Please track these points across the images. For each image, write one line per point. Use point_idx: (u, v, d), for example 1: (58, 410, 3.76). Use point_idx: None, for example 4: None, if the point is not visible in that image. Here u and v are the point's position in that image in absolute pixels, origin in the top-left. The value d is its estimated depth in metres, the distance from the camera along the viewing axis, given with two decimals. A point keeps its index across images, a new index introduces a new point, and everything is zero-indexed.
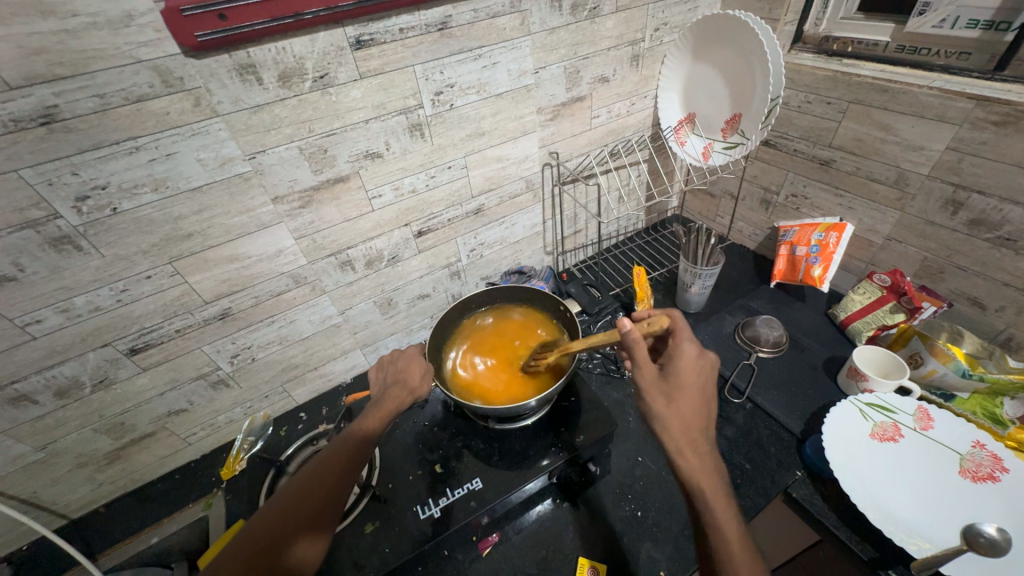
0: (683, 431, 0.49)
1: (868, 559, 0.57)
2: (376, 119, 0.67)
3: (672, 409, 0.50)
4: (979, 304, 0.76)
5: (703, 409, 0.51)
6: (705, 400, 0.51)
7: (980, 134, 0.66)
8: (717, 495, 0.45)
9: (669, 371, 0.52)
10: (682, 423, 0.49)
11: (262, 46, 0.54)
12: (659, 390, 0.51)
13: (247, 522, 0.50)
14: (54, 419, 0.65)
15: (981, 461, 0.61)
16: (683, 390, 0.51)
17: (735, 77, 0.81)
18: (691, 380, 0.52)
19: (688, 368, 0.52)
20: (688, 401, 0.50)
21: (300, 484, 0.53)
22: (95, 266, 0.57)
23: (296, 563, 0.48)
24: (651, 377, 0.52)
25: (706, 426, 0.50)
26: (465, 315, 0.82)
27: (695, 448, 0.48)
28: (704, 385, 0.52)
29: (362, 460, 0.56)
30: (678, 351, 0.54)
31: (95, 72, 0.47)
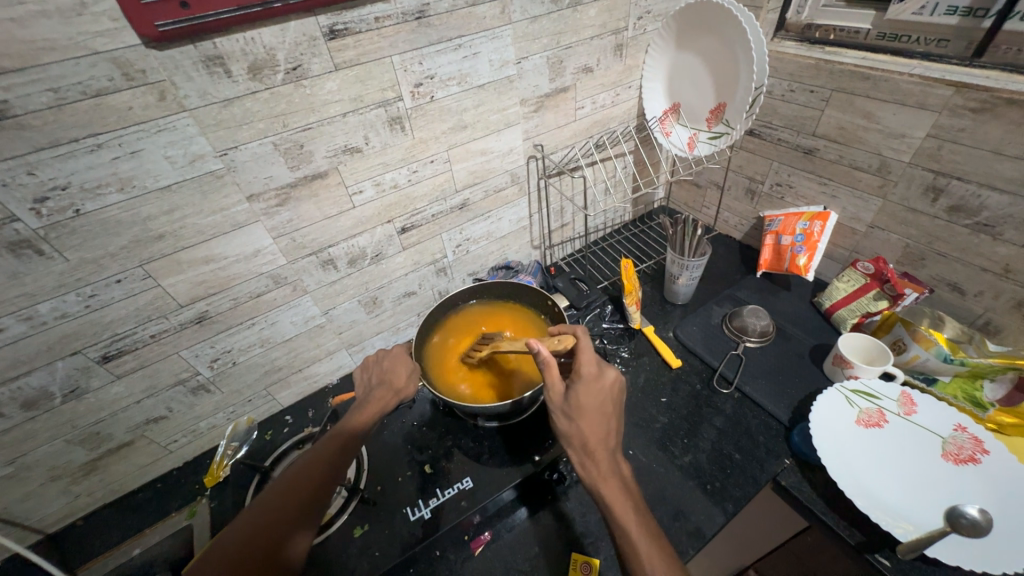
0: (589, 446, 0.50)
1: (854, 543, 0.59)
2: (354, 113, 0.64)
3: (577, 427, 0.51)
4: (959, 290, 0.77)
5: (605, 423, 0.52)
6: (610, 413, 0.52)
7: (959, 120, 0.67)
8: (620, 501, 0.47)
9: (572, 383, 0.54)
10: (587, 438, 0.50)
11: (230, 36, 0.52)
12: (563, 407, 0.52)
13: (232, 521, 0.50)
14: (23, 431, 0.62)
15: (962, 444, 0.62)
16: (586, 406, 0.52)
17: (719, 66, 0.81)
18: (595, 396, 0.52)
19: (591, 384, 0.53)
20: (594, 421, 0.51)
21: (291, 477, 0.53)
22: (59, 271, 0.54)
23: (292, 559, 0.49)
24: (557, 394, 0.53)
25: (611, 437, 0.51)
26: (454, 311, 0.81)
27: (600, 459, 0.50)
28: (610, 399, 0.53)
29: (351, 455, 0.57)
30: (581, 366, 0.54)
31: (48, 65, 0.45)
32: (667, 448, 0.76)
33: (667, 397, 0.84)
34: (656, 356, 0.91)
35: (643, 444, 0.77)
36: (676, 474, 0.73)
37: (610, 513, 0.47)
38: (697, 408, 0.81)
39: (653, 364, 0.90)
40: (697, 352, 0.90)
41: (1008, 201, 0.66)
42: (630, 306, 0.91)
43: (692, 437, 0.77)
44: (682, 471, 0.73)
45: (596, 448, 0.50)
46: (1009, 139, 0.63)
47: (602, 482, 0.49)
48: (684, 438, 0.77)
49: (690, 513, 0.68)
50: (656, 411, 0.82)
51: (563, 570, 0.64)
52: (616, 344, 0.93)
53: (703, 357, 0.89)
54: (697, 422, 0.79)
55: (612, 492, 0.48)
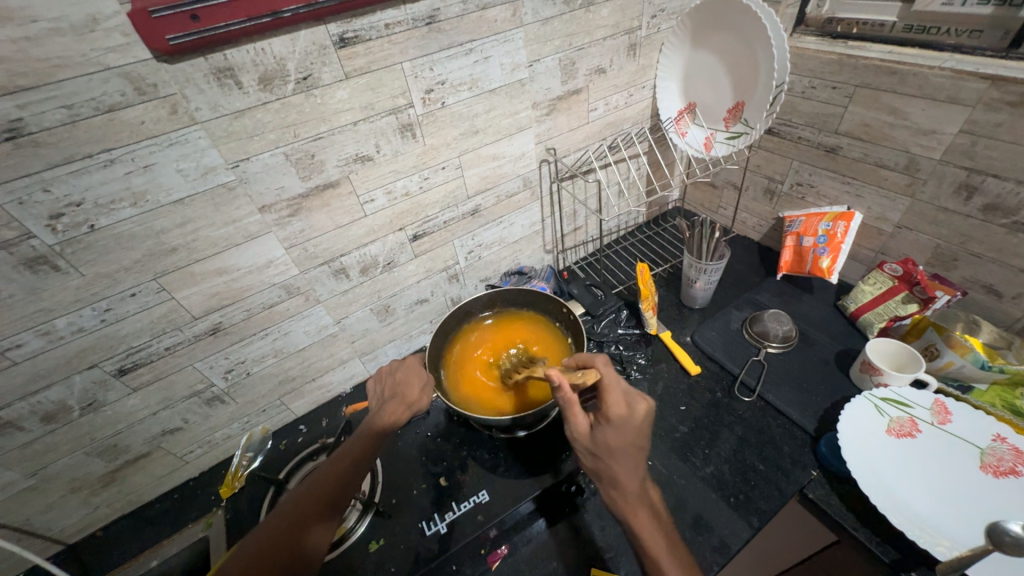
0: (617, 483, 0.50)
1: (888, 561, 0.56)
2: (364, 121, 0.63)
3: (606, 465, 0.51)
4: (995, 292, 0.74)
5: (634, 458, 0.51)
6: (638, 447, 0.51)
7: (996, 115, 0.63)
8: (651, 535, 0.49)
9: (598, 421, 0.52)
10: (615, 475, 0.50)
11: (240, 47, 0.51)
12: (588, 446, 0.52)
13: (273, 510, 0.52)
14: (43, 444, 0.63)
15: (1002, 456, 0.59)
16: (613, 445, 0.50)
17: (737, 63, 0.78)
18: (622, 435, 0.51)
19: (618, 423, 0.51)
20: (621, 456, 0.50)
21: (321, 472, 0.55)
22: (75, 286, 0.54)
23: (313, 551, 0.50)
24: (582, 431, 0.52)
25: (639, 470, 0.51)
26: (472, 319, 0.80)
27: (628, 492, 0.50)
28: (638, 434, 0.51)
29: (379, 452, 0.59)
30: (608, 406, 0.51)
31: (61, 82, 0.44)
32: (688, 458, 0.74)
33: (686, 405, 0.81)
34: (674, 362, 0.89)
35: (663, 455, 0.75)
36: (697, 486, 0.70)
37: (641, 546, 0.48)
38: (718, 416, 0.79)
39: (671, 371, 0.87)
40: (716, 358, 0.87)
41: None
42: (647, 311, 0.89)
43: (714, 447, 0.75)
44: (704, 483, 0.71)
45: (625, 485, 0.50)
46: None
47: (632, 516, 0.50)
48: (705, 448, 0.75)
49: (714, 527, 0.66)
50: (675, 420, 0.80)
51: None
52: (632, 350, 0.91)
53: (723, 364, 0.86)
54: (717, 429, 0.77)
55: (643, 524, 0.49)
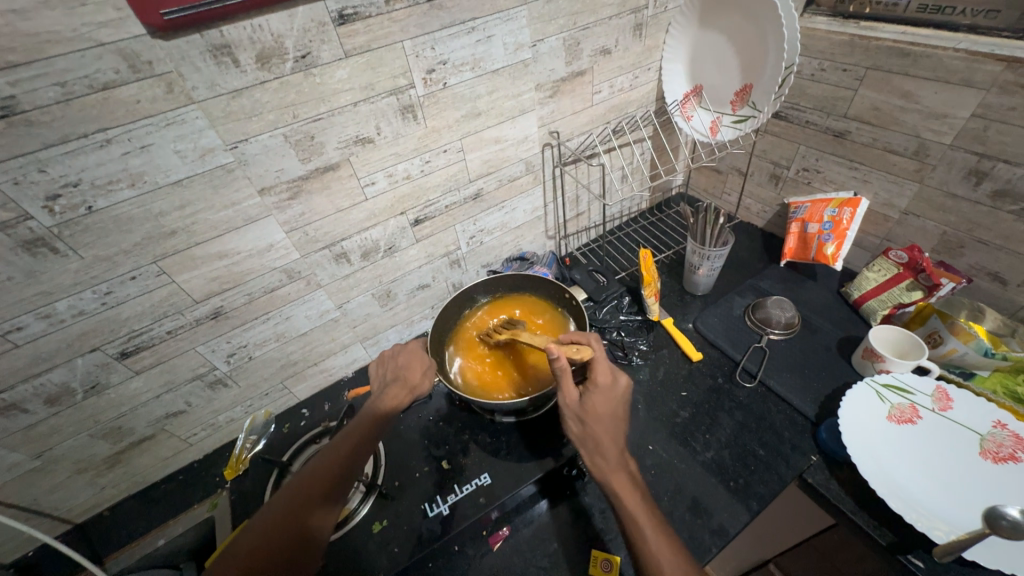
0: (601, 446, 0.52)
1: (886, 544, 0.57)
2: (364, 102, 0.62)
3: (591, 430, 0.53)
4: (1000, 280, 0.73)
5: (617, 424, 0.54)
6: (620, 416, 0.55)
7: (1009, 98, 0.62)
8: (633, 497, 0.48)
9: (586, 390, 0.56)
10: (599, 438, 0.52)
11: (236, 24, 0.49)
12: (577, 411, 0.54)
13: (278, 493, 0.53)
14: (48, 426, 0.63)
15: (1002, 441, 0.59)
16: (600, 410, 0.54)
17: (746, 44, 0.76)
18: (607, 400, 0.55)
19: (604, 389, 0.56)
20: (606, 421, 0.53)
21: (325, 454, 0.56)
22: (74, 268, 0.54)
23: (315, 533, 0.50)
24: (571, 398, 0.55)
25: (622, 437, 0.53)
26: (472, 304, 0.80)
27: (610, 455, 0.51)
28: (621, 403, 0.56)
29: (381, 437, 0.59)
30: (596, 374, 0.56)
31: (53, 58, 0.43)
32: (688, 443, 0.74)
33: (687, 391, 0.82)
34: (675, 348, 0.89)
35: (663, 439, 0.75)
36: (697, 470, 0.71)
37: (622, 509, 0.48)
38: (718, 402, 0.79)
39: (672, 357, 0.87)
40: (718, 345, 0.87)
41: None
42: (649, 297, 0.89)
43: (714, 433, 0.75)
44: (704, 467, 0.71)
45: (608, 448, 0.52)
46: None
47: (614, 478, 0.50)
48: (706, 433, 0.75)
49: (713, 510, 0.66)
50: (676, 405, 0.80)
51: (583, 567, 0.63)
52: (634, 336, 0.91)
53: (724, 350, 0.86)
54: (718, 415, 0.77)
55: (624, 486, 0.49)
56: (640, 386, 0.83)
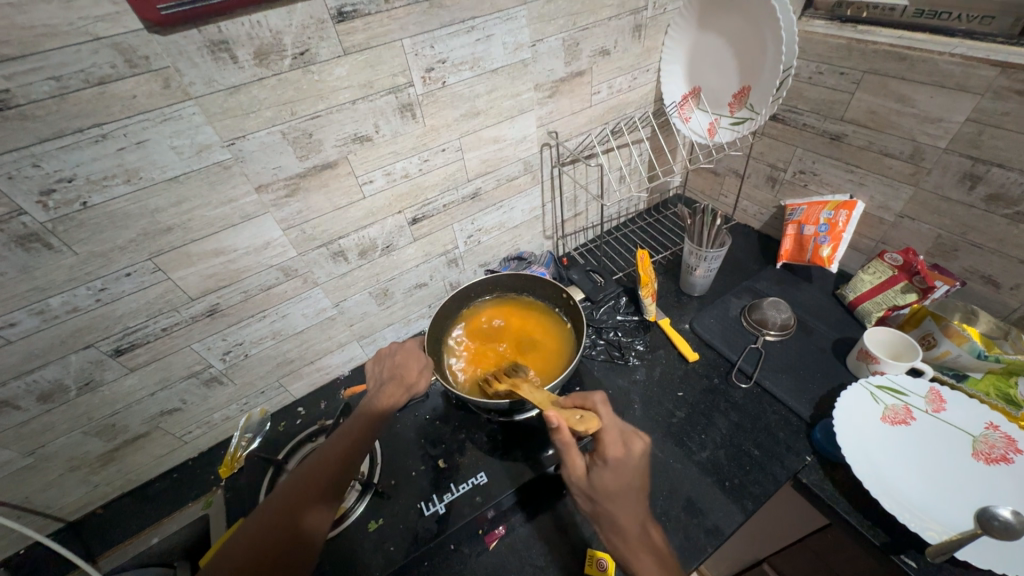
0: (615, 522, 0.51)
1: (880, 544, 0.58)
2: (363, 100, 0.62)
3: (603, 507, 0.52)
4: (993, 283, 0.74)
5: (631, 498, 0.53)
6: (633, 489, 0.53)
7: (1004, 104, 0.63)
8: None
9: (595, 463, 0.54)
10: (613, 515, 0.51)
11: (235, 20, 0.49)
12: (586, 486, 0.53)
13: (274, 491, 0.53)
14: (41, 423, 0.62)
15: (994, 443, 0.60)
16: (609, 484, 0.53)
17: (744, 46, 0.77)
18: (617, 473, 0.53)
19: (613, 461, 0.54)
20: (620, 497, 0.52)
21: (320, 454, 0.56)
22: (68, 264, 0.54)
23: (309, 534, 0.49)
24: (580, 473, 0.53)
25: (639, 512, 0.52)
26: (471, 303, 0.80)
27: (626, 531, 0.50)
28: (635, 474, 0.54)
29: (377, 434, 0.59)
30: (603, 445, 0.55)
31: (49, 52, 0.43)
32: (684, 443, 0.74)
33: (683, 391, 0.82)
34: (672, 349, 0.89)
35: (658, 440, 0.75)
36: (693, 470, 0.71)
37: None
38: (714, 402, 0.79)
39: (668, 358, 0.88)
40: (714, 345, 0.87)
41: None
42: (646, 298, 0.89)
43: (710, 433, 0.75)
44: (699, 467, 0.72)
45: (623, 525, 0.51)
46: None
47: (636, 561, 0.48)
48: (701, 433, 0.76)
49: (708, 510, 0.67)
50: (672, 405, 0.80)
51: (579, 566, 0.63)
52: (631, 337, 0.91)
53: (720, 351, 0.86)
54: (713, 416, 0.78)
55: (647, 571, 0.48)
56: (636, 386, 0.84)
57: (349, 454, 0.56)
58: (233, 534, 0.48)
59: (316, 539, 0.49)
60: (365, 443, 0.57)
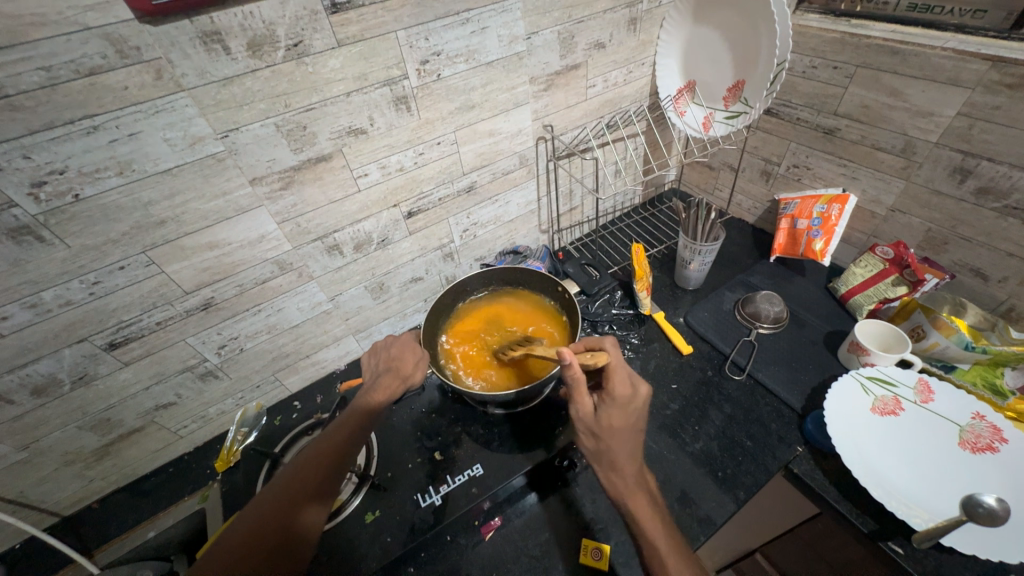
0: (616, 462, 0.52)
1: (868, 531, 0.59)
2: (357, 92, 0.62)
3: (606, 446, 0.53)
4: (981, 275, 0.75)
5: (633, 441, 0.53)
6: (636, 430, 0.54)
7: (994, 98, 0.63)
8: (649, 517, 0.49)
9: (602, 403, 0.55)
10: (615, 454, 0.52)
11: (227, 10, 0.49)
12: (592, 425, 0.53)
13: (267, 485, 0.53)
14: (35, 418, 0.62)
15: (981, 432, 0.61)
16: (616, 425, 0.53)
17: (739, 40, 0.77)
18: (623, 414, 0.54)
19: (621, 403, 0.54)
20: (623, 436, 0.53)
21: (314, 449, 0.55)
22: (61, 258, 0.53)
23: (306, 532, 0.50)
24: (587, 412, 0.53)
25: (639, 454, 0.53)
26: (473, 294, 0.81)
27: (626, 471, 0.52)
28: (638, 416, 0.55)
29: (371, 430, 0.59)
30: (613, 385, 0.55)
31: (38, 42, 0.42)
32: (677, 435, 0.75)
33: (676, 384, 0.83)
34: (666, 342, 0.90)
35: (652, 431, 0.76)
36: (686, 461, 0.72)
37: (639, 529, 0.49)
38: (707, 395, 0.80)
39: (663, 351, 0.88)
40: (708, 338, 0.88)
41: None
42: (641, 292, 0.89)
43: (704, 425, 0.76)
44: (693, 458, 0.73)
45: (623, 464, 0.52)
46: None
47: (631, 498, 0.51)
48: (695, 425, 0.76)
49: (701, 500, 0.68)
50: (666, 398, 0.81)
51: (574, 556, 0.64)
52: (626, 330, 0.92)
53: (714, 344, 0.87)
54: (707, 408, 0.78)
55: (641, 507, 0.50)
56: None
57: (344, 449, 0.56)
58: (228, 528, 0.48)
59: (312, 536, 0.50)
60: (359, 438, 0.57)
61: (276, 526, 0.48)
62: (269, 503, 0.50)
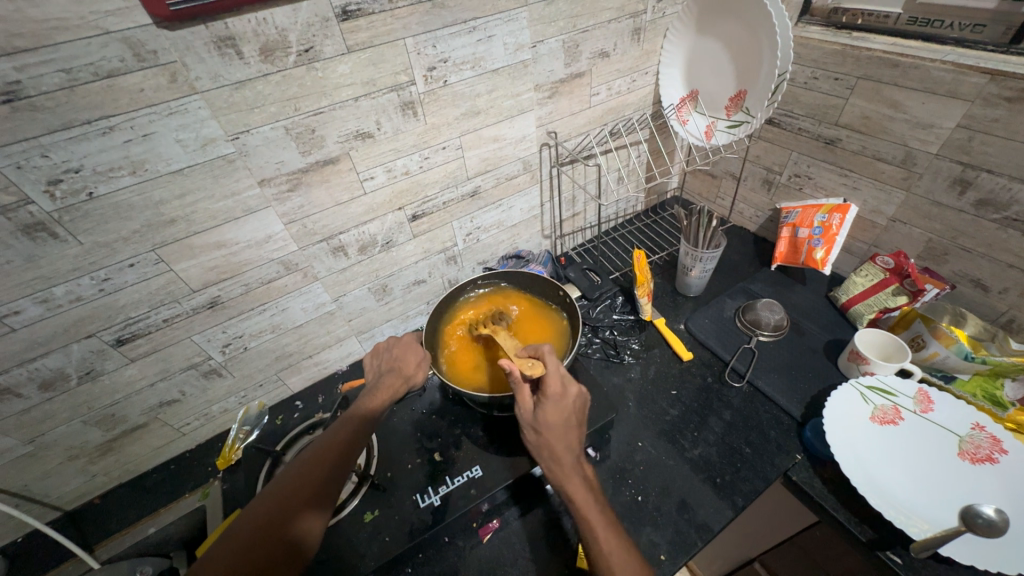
0: (556, 456, 0.54)
1: (866, 540, 0.59)
2: (366, 97, 0.63)
3: (546, 442, 0.54)
4: (982, 286, 0.75)
5: (570, 435, 0.55)
6: (574, 425, 0.56)
7: (994, 111, 0.64)
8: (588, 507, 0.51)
9: (539, 401, 0.57)
10: (555, 448, 0.54)
11: (241, 16, 0.50)
12: (531, 424, 0.55)
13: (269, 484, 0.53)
14: (42, 411, 0.63)
15: (980, 443, 0.61)
16: (553, 422, 0.55)
17: (740, 50, 0.78)
18: (560, 412, 0.56)
19: (556, 401, 0.56)
20: (560, 431, 0.55)
21: (316, 451, 0.56)
22: (73, 254, 0.54)
23: (304, 537, 0.49)
24: (525, 411, 0.56)
25: (577, 446, 0.55)
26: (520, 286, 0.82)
27: (566, 464, 0.53)
28: (574, 412, 0.57)
29: (367, 435, 0.59)
30: (547, 387, 0.57)
31: (59, 45, 0.44)
32: (676, 441, 0.76)
33: (676, 390, 0.83)
34: (667, 348, 0.90)
35: (652, 437, 0.76)
36: (685, 467, 0.72)
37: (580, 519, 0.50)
38: (707, 401, 0.81)
39: (663, 356, 0.89)
40: (709, 345, 0.89)
41: None
42: (642, 298, 0.89)
43: (703, 431, 0.76)
44: (691, 464, 0.73)
45: (562, 458, 0.54)
46: None
47: (570, 489, 0.52)
48: (694, 431, 0.77)
49: (699, 506, 0.68)
50: (666, 403, 0.81)
51: (571, 560, 0.64)
52: (626, 336, 0.92)
53: (715, 350, 0.88)
54: (706, 415, 0.79)
55: (581, 498, 0.52)
56: (631, 384, 0.85)
57: (346, 453, 0.56)
58: (235, 522, 0.48)
59: (310, 543, 0.50)
60: (360, 444, 0.58)
61: (278, 528, 0.48)
62: (273, 503, 0.50)
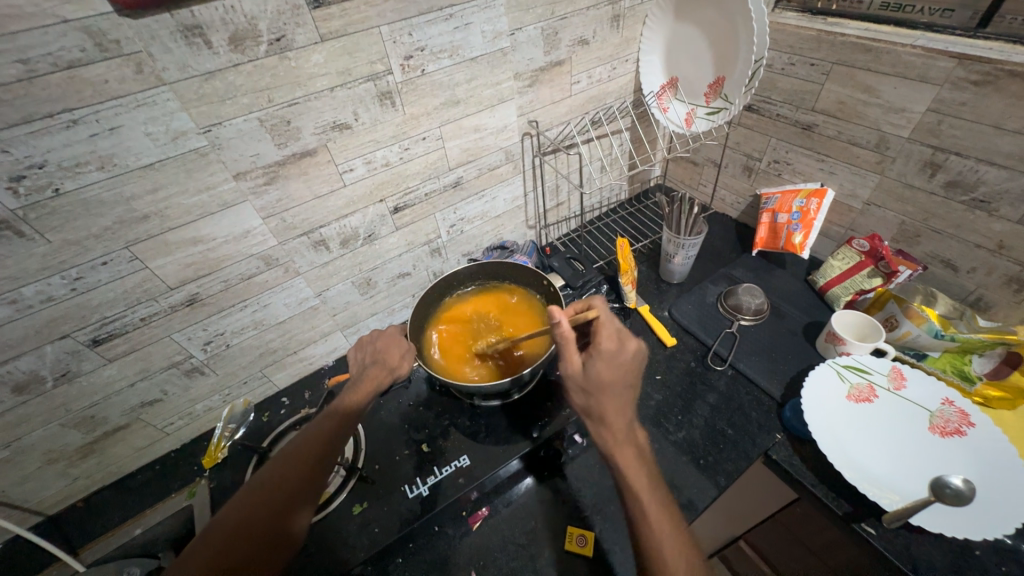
0: (605, 417, 0.51)
1: (842, 514, 0.60)
2: (341, 87, 0.62)
3: (596, 401, 0.52)
4: (952, 266, 0.77)
5: (624, 395, 0.53)
6: (627, 385, 0.53)
7: (961, 94, 0.65)
8: (636, 473, 0.49)
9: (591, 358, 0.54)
10: (605, 408, 0.52)
11: (208, 4, 0.49)
12: (582, 382, 0.53)
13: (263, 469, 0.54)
14: (17, 415, 0.62)
15: (949, 417, 0.64)
16: (605, 380, 0.52)
17: (719, 38, 0.78)
18: (612, 369, 0.53)
19: (609, 359, 0.54)
20: (613, 391, 0.52)
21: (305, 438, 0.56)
22: (41, 253, 0.53)
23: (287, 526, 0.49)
24: (574, 368, 0.54)
25: (629, 409, 0.53)
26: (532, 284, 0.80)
27: (614, 426, 0.51)
28: (628, 371, 0.54)
29: (347, 433, 0.58)
30: (601, 342, 0.55)
31: (15, 34, 0.42)
32: (661, 424, 0.77)
33: (661, 375, 0.84)
34: (651, 334, 0.92)
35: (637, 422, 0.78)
36: (670, 450, 0.74)
37: (625, 483, 0.48)
38: (690, 384, 0.82)
39: (647, 343, 0.90)
40: (692, 330, 0.90)
41: (1006, 176, 0.65)
42: (626, 285, 0.90)
43: (687, 414, 0.78)
44: (676, 446, 0.74)
45: (612, 419, 0.51)
46: (1009, 113, 0.62)
47: (619, 451, 0.50)
48: (678, 415, 0.78)
49: (684, 487, 0.69)
50: (651, 389, 0.83)
51: (560, 544, 0.65)
52: None
53: (698, 336, 0.89)
54: (690, 399, 0.80)
55: (630, 464, 0.49)
56: None
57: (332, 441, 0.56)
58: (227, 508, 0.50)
59: (293, 531, 0.49)
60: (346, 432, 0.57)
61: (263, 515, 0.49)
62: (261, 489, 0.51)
